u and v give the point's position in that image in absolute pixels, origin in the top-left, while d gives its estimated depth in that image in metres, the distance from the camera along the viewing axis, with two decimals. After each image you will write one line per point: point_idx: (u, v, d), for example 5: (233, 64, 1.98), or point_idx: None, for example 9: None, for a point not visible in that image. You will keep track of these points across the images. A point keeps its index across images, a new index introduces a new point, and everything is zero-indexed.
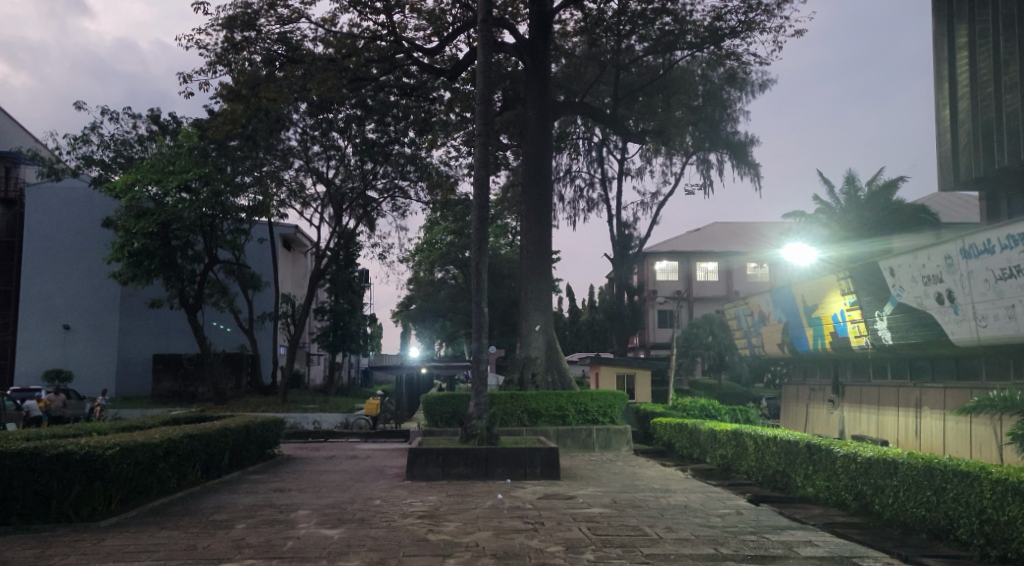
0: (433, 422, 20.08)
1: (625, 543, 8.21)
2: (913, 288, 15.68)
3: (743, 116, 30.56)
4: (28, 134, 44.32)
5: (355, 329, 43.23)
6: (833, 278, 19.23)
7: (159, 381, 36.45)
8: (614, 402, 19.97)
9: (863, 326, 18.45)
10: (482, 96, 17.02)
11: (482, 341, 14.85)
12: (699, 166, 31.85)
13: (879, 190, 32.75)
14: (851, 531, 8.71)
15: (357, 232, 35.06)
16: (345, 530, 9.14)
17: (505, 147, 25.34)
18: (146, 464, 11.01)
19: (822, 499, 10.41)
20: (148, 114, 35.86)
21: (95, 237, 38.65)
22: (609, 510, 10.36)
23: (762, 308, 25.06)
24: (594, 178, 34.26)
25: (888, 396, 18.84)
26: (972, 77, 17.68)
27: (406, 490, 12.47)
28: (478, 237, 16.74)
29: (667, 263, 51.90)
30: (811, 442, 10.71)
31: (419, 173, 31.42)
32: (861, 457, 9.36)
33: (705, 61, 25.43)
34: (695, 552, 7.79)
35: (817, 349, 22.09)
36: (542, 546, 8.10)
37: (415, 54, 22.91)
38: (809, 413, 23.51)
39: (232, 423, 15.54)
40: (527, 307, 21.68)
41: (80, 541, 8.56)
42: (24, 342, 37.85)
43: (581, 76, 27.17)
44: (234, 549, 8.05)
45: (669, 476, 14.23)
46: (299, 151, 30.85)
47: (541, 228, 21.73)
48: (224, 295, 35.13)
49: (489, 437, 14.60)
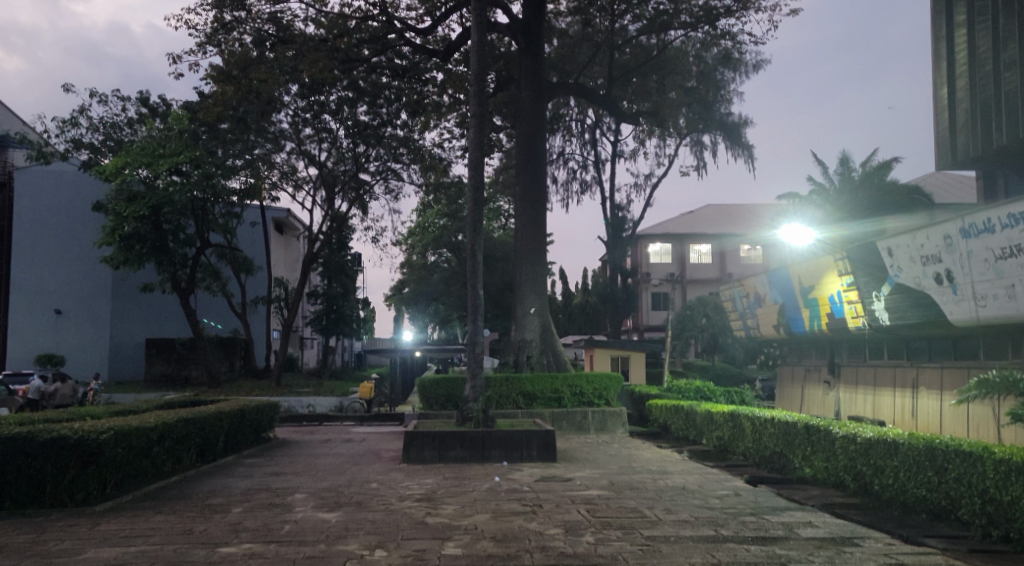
0: (428, 405, 20.05)
1: (625, 524, 8.18)
2: (912, 268, 15.64)
3: (737, 95, 30.28)
4: (16, 117, 43.61)
5: (349, 313, 43.40)
6: (830, 259, 19.16)
7: (152, 365, 36.28)
8: (610, 384, 19.97)
9: (860, 307, 18.45)
10: (475, 76, 16.85)
11: (478, 324, 14.70)
12: (693, 148, 31.69)
13: (874, 170, 32.80)
14: (851, 512, 8.69)
15: (350, 216, 34.80)
16: (342, 513, 9.07)
17: (498, 128, 25.11)
18: (141, 448, 10.93)
19: (820, 480, 10.39)
20: (137, 96, 35.37)
21: (86, 221, 38.36)
22: (607, 492, 10.32)
23: (757, 289, 25.06)
24: (587, 160, 34.11)
25: (885, 376, 18.85)
26: (970, 55, 17.55)
27: (403, 473, 12.42)
28: (473, 219, 16.62)
29: (661, 246, 51.87)
30: (809, 423, 10.67)
31: (412, 156, 31.17)
32: (861, 438, 9.32)
33: (701, 41, 25.11)
34: (695, 534, 7.76)
35: (812, 331, 22.07)
36: (541, 529, 8.05)
37: (407, 34, 22.64)
38: (804, 394, 23.56)
39: (226, 407, 15.46)
40: (522, 289, 21.54)
41: (74, 526, 8.46)
42: (14, 327, 37.59)
43: (575, 57, 26.55)
44: (231, 534, 7.97)
45: (666, 458, 14.21)
46: (290, 134, 30.54)
47: (535, 209, 21.61)
48: (217, 279, 34.94)
49: (485, 420, 14.53)
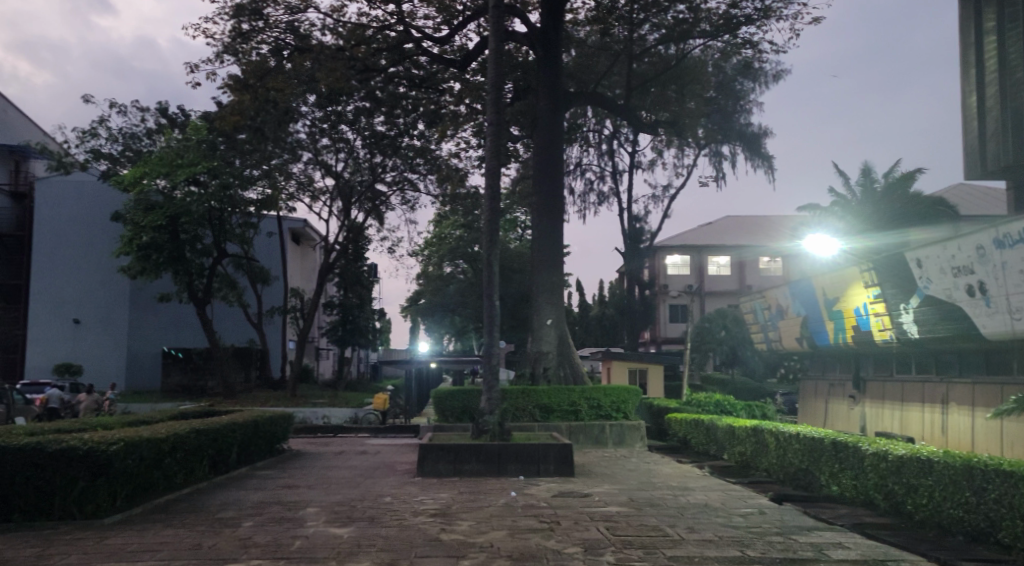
0: (444, 418, 19.80)
1: (647, 544, 7.88)
2: (942, 280, 15.25)
3: (757, 105, 29.85)
4: (37, 127, 43.97)
5: (364, 324, 43.43)
6: (856, 270, 18.74)
7: (168, 375, 36.30)
8: (628, 398, 19.66)
9: (887, 319, 18.03)
10: (492, 86, 16.66)
11: (495, 336, 14.43)
12: (712, 159, 31.36)
13: (896, 181, 32.43)
14: (882, 532, 8.34)
15: (365, 227, 34.68)
16: (354, 528, 8.83)
17: (515, 138, 24.92)
18: (153, 459, 10.74)
19: (848, 499, 10.04)
20: (157, 107, 35.55)
21: (106, 231, 38.49)
22: (626, 509, 10.02)
23: (779, 301, 24.66)
24: (605, 171, 33.89)
25: (914, 392, 18.36)
26: (1000, 63, 17.16)
27: (417, 487, 12.15)
28: (489, 229, 16.41)
29: (679, 257, 51.40)
30: (836, 440, 10.33)
31: (428, 166, 31.01)
32: (891, 455, 8.97)
33: (722, 50, 24.86)
34: (720, 554, 7.45)
35: (837, 344, 21.60)
36: (560, 547, 7.77)
37: (424, 43, 22.55)
38: (827, 409, 23.06)
39: (240, 418, 15.27)
40: (539, 301, 21.28)
41: (80, 539, 8.25)
42: (33, 336, 37.76)
43: (592, 67, 26.14)
44: (240, 549, 7.74)
45: (686, 473, 13.89)
46: (307, 144, 30.52)
47: (552, 219, 21.39)
48: (233, 289, 35.04)
49: (501, 433, 14.26)
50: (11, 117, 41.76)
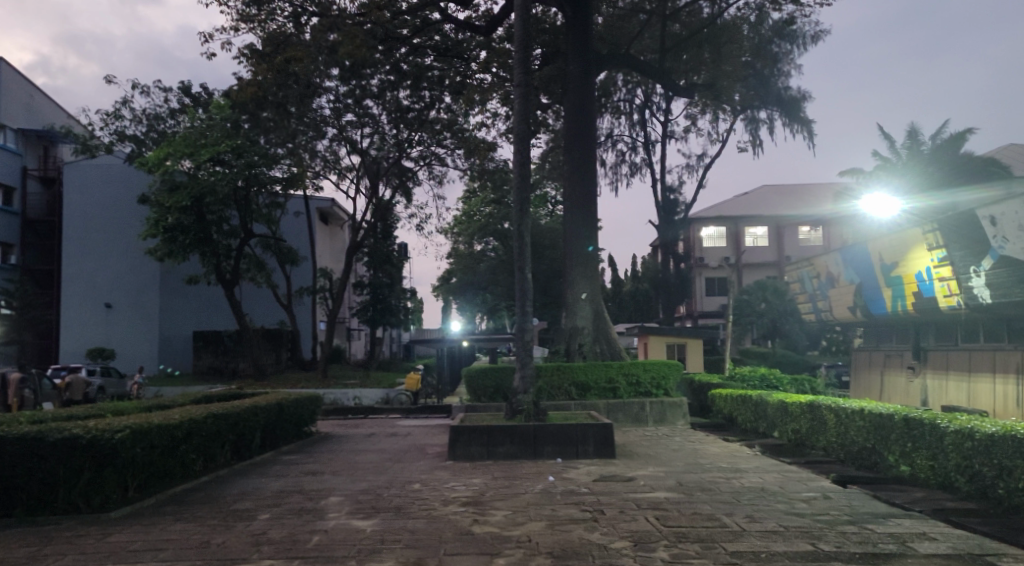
0: (476, 397, 19.05)
1: (704, 537, 7.00)
2: (1021, 239, 14.02)
3: (794, 68, 28.40)
4: (63, 110, 43.70)
5: (395, 303, 42.91)
6: (918, 232, 17.58)
7: (200, 357, 36.01)
8: (668, 373, 18.69)
9: (954, 285, 16.85)
10: (520, 48, 15.64)
11: (528, 310, 13.56)
12: (749, 125, 30.04)
13: (945, 143, 31.08)
14: (971, 520, 7.36)
15: (393, 205, 33.88)
16: (379, 521, 8.05)
17: (544, 107, 23.96)
18: (165, 447, 10.07)
19: (922, 481, 9.08)
20: (180, 86, 35.03)
21: (134, 215, 38.09)
22: (676, 494, 9.14)
23: (829, 268, 23.50)
24: (636, 141, 32.82)
25: (983, 361, 17.24)
26: None
27: (448, 472, 11.41)
28: (519, 200, 15.50)
29: (714, 229, 50.04)
30: (908, 416, 9.33)
31: (456, 140, 30.13)
32: (979, 434, 7.93)
33: (759, 6, 23.56)
34: (790, 549, 6.53)
35: (894, 312, 20.38)
36: (605, 542, 6.90)
37: (449, 10, 21.63)
38: (883, 381, 21.87)
39: (263, 400, 14.62)
40: (572, 274, 20.36)
41: (82, 537, 7.58)
42: (67, 321, 37.82)
43: (625, 29, 24.46)
44: (252, 548, 6.99)
45: (737, 453, 12.92)
46: (332, 120, 29.64)
47: (586, 184, 20.41)
48: (262, 270, 34.74)
49: (536, 413, 13.39)
50: (37, 101, 41.56)
